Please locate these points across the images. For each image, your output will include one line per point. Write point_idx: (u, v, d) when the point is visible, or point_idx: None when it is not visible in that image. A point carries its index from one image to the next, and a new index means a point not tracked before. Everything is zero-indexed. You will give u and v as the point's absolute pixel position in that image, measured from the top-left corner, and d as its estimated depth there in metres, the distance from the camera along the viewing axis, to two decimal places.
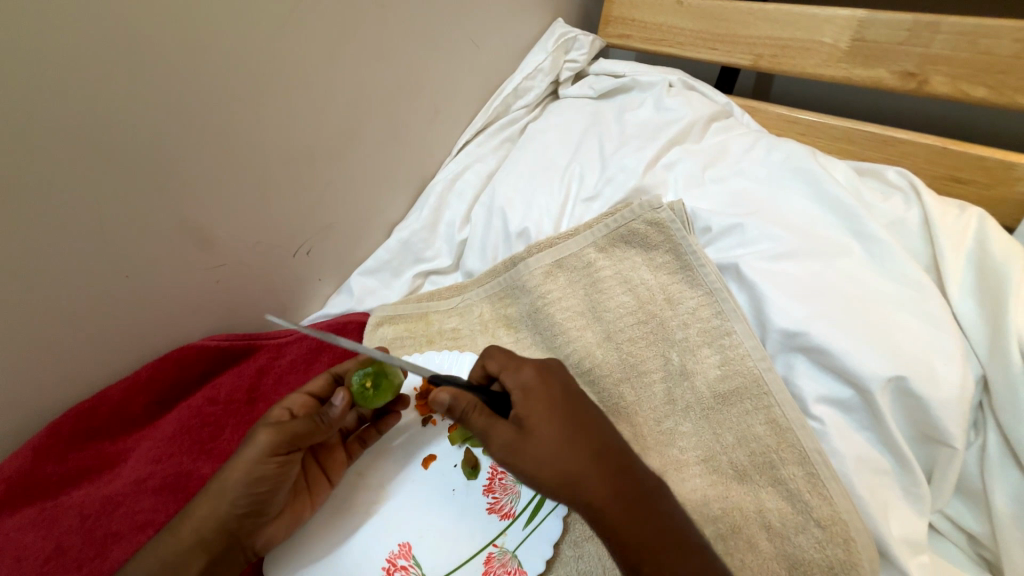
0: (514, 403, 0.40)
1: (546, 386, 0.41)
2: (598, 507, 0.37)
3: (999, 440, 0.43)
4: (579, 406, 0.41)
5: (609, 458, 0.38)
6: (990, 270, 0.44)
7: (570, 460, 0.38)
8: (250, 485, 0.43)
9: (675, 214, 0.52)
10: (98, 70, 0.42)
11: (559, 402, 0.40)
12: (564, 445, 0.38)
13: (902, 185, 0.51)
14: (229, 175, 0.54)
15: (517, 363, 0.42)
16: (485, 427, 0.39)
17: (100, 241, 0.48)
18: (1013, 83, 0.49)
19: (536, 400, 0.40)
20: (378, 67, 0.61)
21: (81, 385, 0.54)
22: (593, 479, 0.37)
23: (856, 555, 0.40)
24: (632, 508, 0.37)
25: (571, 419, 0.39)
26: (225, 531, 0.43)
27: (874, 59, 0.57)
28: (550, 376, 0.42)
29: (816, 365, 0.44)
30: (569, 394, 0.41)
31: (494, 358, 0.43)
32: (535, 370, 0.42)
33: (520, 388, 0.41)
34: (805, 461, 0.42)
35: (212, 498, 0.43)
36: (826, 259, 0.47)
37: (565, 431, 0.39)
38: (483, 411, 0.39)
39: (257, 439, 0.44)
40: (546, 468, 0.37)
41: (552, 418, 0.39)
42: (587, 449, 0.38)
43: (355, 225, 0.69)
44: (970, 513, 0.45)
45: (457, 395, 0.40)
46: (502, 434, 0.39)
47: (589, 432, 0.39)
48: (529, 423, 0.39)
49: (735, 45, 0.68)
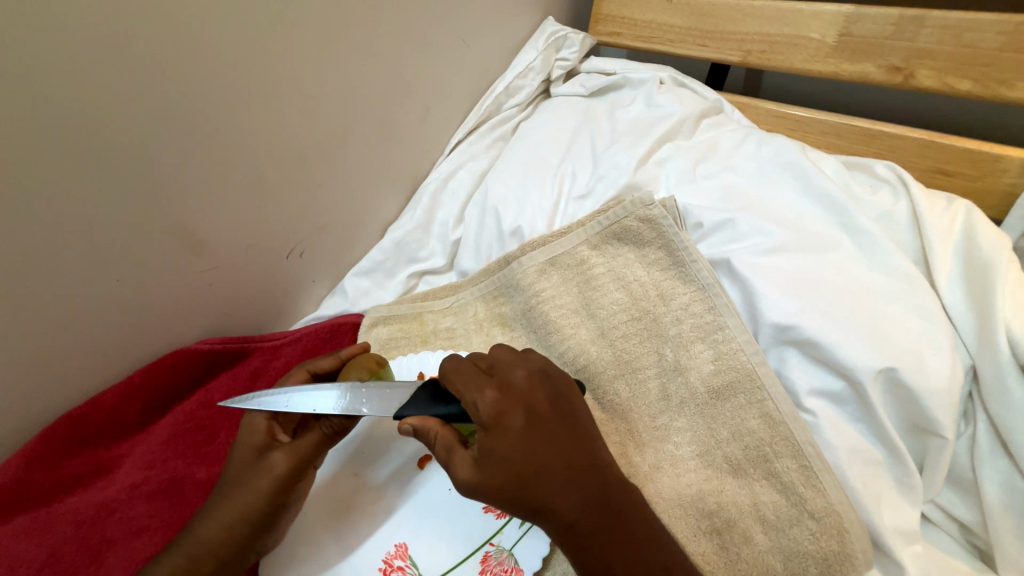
0: (479, 438, 0.38)
1: (505, 416, 0.38)
2: (561, 534, 0.37)
3: (989, 429, 0.43)
4: (555, 425, 0.39)
5: (572, 488, 0.37)
6: (978, 261, 0.44)
7: (529, 493, 0.37)
8: (270, 507, 0.44)
9: (667, 211, 0.53)
10: (87, 73, 0.42)
11: (520, 431, 0.37)
12: (518, 482, 0.37)
13: (890, 179, 0.52)
14: (221, 177, 0.53)
15: (478, 387, 0.40)
16: (447, 460, 0.40)
17: (90, 246, 0.48)
18: (997, 76, 0.49)
19: (492, 434, 0.38)
20: (369, 67, 0.61)
21: (72, 391, 0.53)
22: (555, 508, 0.37)
23: (849, 546, 0.40)
24: (589, 538, 0.37)
25: (532, 451, 0.37)
26: (246, 548, 0.44)
27: (862, 54, 0.57)
28: (512, 402, 0.38)
29: (808, 358, 0.45)
30: (533, 422, 0.38)
31: (453, 386, 0.41)
32: (493, 398, 0.38)
33: (479, 420, 0.38)
34: (798, 454, 0.43)
35: (219, 520, 0.43)
36: (817, 253, 0.47)
37: (522, 466, 0.37)
38: (442, 445, 0.40)
39: (273, 463, 0.45)
40: (513, 498, 0.37)
41: (509, 453, 0.37)
42: (551, 480, 0.37)
43: (348, 226, 0.69)
44: (961, 502, 0.45)
45: (418, 429, 0.41)
46: (459, 470, 0.38)
47: (550, 464, 0.37)
48: (483, 459, 0.38)
49: (724, 41, 0.68)
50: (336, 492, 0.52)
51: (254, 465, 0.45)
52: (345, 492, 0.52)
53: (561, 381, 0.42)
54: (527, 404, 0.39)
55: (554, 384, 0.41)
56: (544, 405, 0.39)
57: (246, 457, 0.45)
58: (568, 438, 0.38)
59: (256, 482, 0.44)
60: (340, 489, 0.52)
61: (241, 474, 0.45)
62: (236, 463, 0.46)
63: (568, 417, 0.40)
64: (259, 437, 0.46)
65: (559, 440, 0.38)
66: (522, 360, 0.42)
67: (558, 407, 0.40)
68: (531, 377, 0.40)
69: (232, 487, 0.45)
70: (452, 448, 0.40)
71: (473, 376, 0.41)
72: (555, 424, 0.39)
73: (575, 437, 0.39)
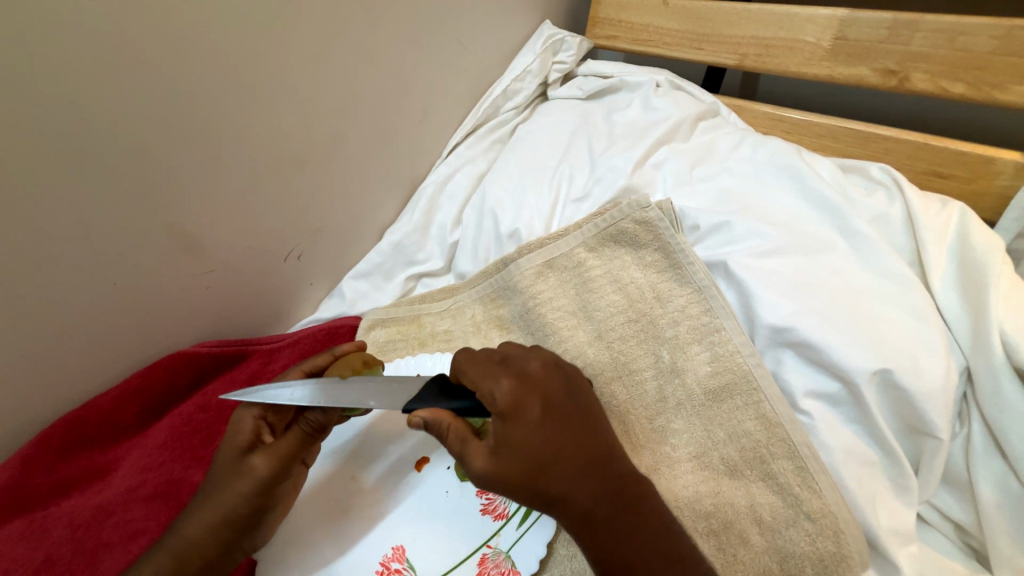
0: (495, 427, 0.39)
1: (522, 404, 0.38)
2: (577, 525, 0.37)
3: (983, 430, 0.43)
4: (570, 414, 0.39)
5: (587, 477, 0.37)
6: (971, 262, 0.45)
7: (544, 482, 0.37)
8: (254, 509, 0.44)
9: (663, 213, 0.53)
10: (83, 76, 0.42)
11: (536, 419, 0.38)
12: (536, 470, 0.37)
13: (885, 181, 0.52)
14: (219, 180, 0.54)
15: (494, 375, 0.40)
16: (461, 451, 0.40)
17: (87, 249, 0.48)
18: (989, 79, 0.50)
19: (509, 422, 0.38)
20: (366, 70, 0.61)
21: (69, 394, 0.53)
22: (570, 497, 0.37)
23: (845, 546, 0.40)
24: (605, 529, 0.37)
25: (548, 439, 0.38)
26: (231, 549, 0.44)
27: (856, 57, 0.58)
28: (528, 391, 0.39)
29: (804, 359, 0.45)
30: (549, 410, 0.39)
31: (467, 377, 0.42)
32: (510, 386, 0.39)
33: (495, 409, 0.39)
34: (794, 455, 0.43)
35: (204, 521, 0.43)
36: (812, 255, 0.47)
37: (538, 454, 0.37)
38: (456, 436, 0.40)
39: (251, 463, 0.45)
40: (529, 487, 0.37)
41: (526, 440, 0.37)
42: (565, 469, 0.37)
43: (346, 229, 0.69)
44: (957, 503, 0.45)
45: (430, 421, 0.41)
46: (475, 460, 0.38)
47: (566, 453, 0.37)
48: (500, 448, 0.38)
49: (720, 45, 0.68)
50: (334, 494, 0.52)
51: (237, 466, 0.45)
52: (342, 494, 0.52)
53: (572, 373, 0.43)
54: (542, 393, 0.40)
55: (567, 374, 0.42)
56: (558, 394, 0.40)
57: (230, 458, 0.45)
58: (581, 427, 0.39)
59: (238, 484, 0.44)
60: (338, 491, 0.52)
61: (222, 472, 0.45)
62: (221, 464, 0.45)
63: (581, 407, 0.41)
64: (245, 438, 0.46)
65: (573, 429, 0.39)
66: (534, 353, 0.44)
67: (571, 397, 0.41)
68: (546, 366, 0.42)
69: (215, 488, 0.44)
70: (467, 439, 0.40)
71: (489, 366, 0.41)
72: (569, 413, 0.40)
73: (588, 427, 0.39)
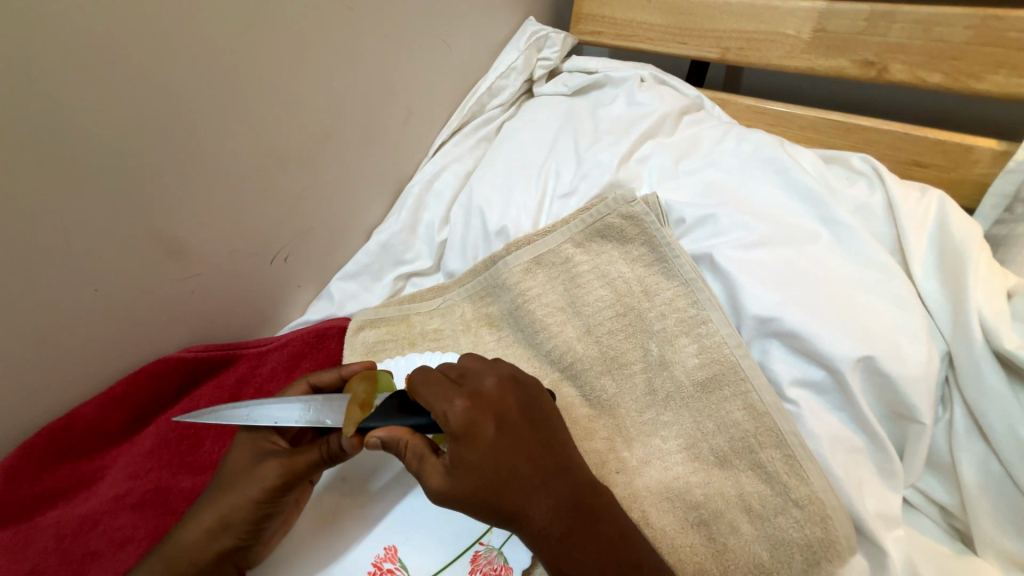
0: (449, 447, 0.38)
1: (476, 425, 0.38)
2: (533, 540, 0.37)
3: (964, 413, 0.44)
4: (525, 432, 0.39)
5: (544, 493, 0.37)
6: (951, 248, 0.46)
7: (501, 501, 0.37)
8: (252, 517, 0.44)
9: (649, 207, 0.53)
10: (59, 77, 0.41)
11: (491, 439, 0.38)
12: (491, 489, 0.37)
13: (866, 171, 0.53)
14: (202, 182, 0.53)
15: (448, 394, 0.40)
16: (419, 469, 0.40)
17: (68, 254, 0.47)
18: (966, 68, 0.51)
19: (462, 444, 0.38)
20: (350, 69, 0.61)
21: (54, 403, 0.52)
22: (527, 512, 0.37)
23: (833, 532, 0.41)
24: (563, 544, 0.37)
25: (504, 458, 0.38)
26: (223, 558, 0.44)
27: (836, 49, 0.58)
28: (482, 411, 0.39)
29: (790, 349, 0.45)
30: (504, 427, 0.39)
31: (421, 398, 0.41)
32: (463, 407, 0.39)
33: (449, 431, 0.38)
34: (782, 444, 0.43)
35: (201, 525, 0.44)
36: (797, 245, 0.48)
37: (494, 472, 0.37)
38: (413, 454, 0.40)
39: (266, 471, 0.45)
40: (481, 504, 0.37)
41: (480, 461, 0.37)
42: (523, 487, 0.37)
43: (333, 230, 0.68)
44: (941, 486, 0.46)
45: (387, 441, 0.40)
46: (431, 479, 0.39)
47: (523, 469, 0.38)
48: (455, 469, 0.38)
49: (703, 39, 0.69)
50: (326, 496, 0.52)
51: (250, 471, 0.45)
52: (335, 495, 0.52)
53: (530, 387, 0.42)
54: (498, 411, 0.39)
55: (524, 387, 0.42)
56: (515, 412, 0.40)
57: (242, 465, 0.46)
58: (539, 443, 0.39)
59: (248, 487, 0.45)
60: (331, 493, 0.52)
61: (240, 469, 0.46)
62: (233, 469, 0.46)
63: (540, 422, 0.40)
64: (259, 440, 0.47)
65: (529, 447, 0.39)
66: (490, 367, 0.43)
67: (529, 413, 0.40)
68: (502, 383, 0.41)
69: (225, 488, 0.46)
70: (424, 456, 0.40)
71: (441, 386, 0.40)
72: (524, 429, 0.39)
73: (546, 442, 0.39)
